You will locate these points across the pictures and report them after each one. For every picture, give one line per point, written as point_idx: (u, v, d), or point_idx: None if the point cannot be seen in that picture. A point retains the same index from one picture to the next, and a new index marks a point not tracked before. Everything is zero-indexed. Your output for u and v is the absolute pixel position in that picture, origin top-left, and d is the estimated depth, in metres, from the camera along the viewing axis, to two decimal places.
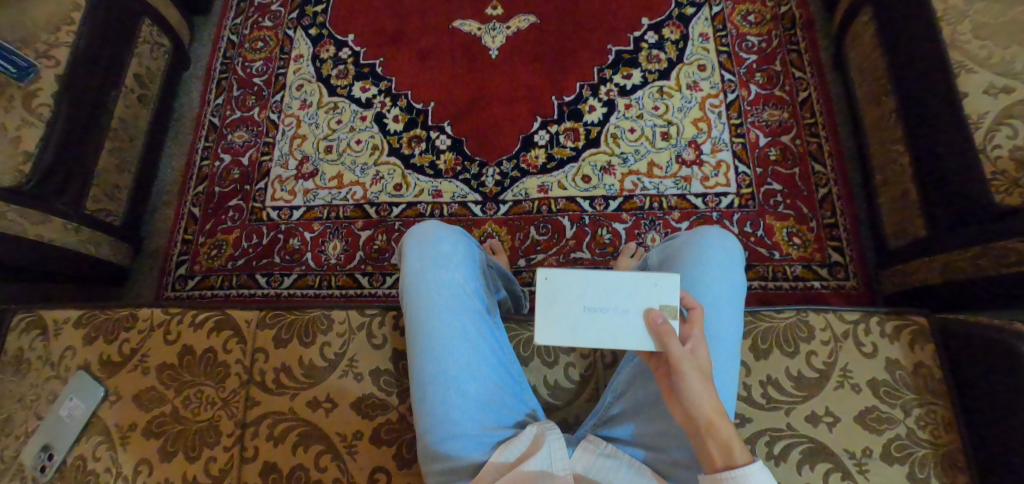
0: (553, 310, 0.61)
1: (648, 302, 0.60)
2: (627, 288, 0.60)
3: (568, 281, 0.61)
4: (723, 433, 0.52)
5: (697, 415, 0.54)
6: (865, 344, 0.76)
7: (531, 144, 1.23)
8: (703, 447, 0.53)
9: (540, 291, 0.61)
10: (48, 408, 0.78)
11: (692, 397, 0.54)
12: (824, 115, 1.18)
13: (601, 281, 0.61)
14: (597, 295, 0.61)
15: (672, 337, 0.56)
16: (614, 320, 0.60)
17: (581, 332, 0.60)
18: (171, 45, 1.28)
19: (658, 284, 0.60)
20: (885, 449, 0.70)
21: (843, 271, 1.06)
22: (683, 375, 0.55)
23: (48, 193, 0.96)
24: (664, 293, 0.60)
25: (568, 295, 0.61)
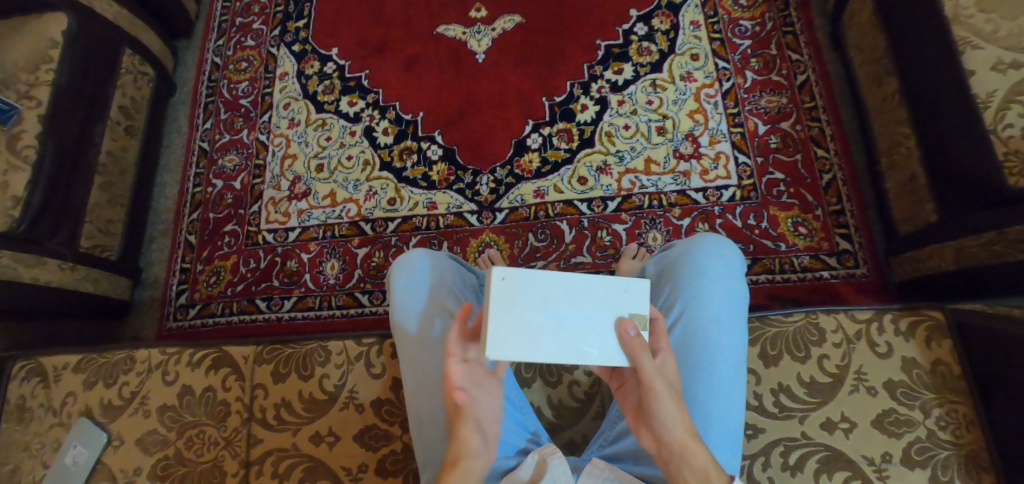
0: (510, 317, 0.54)
1: (616, 310, 0.56)
2: (593, 295, 0.55)
3: (528, 285, 0.54)
4: (699, 457, 0.52)
5: (672, 438, 0.54)
6: (879, 344, 0.74)
7: (524, 148, 1.20)
8: (678, 470, 0.53)
9: (495, 294, 0.53)
10: (53, 455, 0.78)
11: (665, 420, 0.54)
12: (825, 98, 1.14)
13: (567, 284, 0.55)
14: (561, 301, 0.55)
15: (644, 352, 0.54)
16: (578, 330, 0.55)
17: (541, 343, 0.54)
18: (156, 73, 1.27)
19: (628, 290, 0.56)
20: (904, 453, 0.68)
21: (853, 259, 1.03)
22: (658, 395, 0.54)
23: (41, 236, 0.96)
24: (634, 299, 0.56)
25: (529, 300, 0.54)
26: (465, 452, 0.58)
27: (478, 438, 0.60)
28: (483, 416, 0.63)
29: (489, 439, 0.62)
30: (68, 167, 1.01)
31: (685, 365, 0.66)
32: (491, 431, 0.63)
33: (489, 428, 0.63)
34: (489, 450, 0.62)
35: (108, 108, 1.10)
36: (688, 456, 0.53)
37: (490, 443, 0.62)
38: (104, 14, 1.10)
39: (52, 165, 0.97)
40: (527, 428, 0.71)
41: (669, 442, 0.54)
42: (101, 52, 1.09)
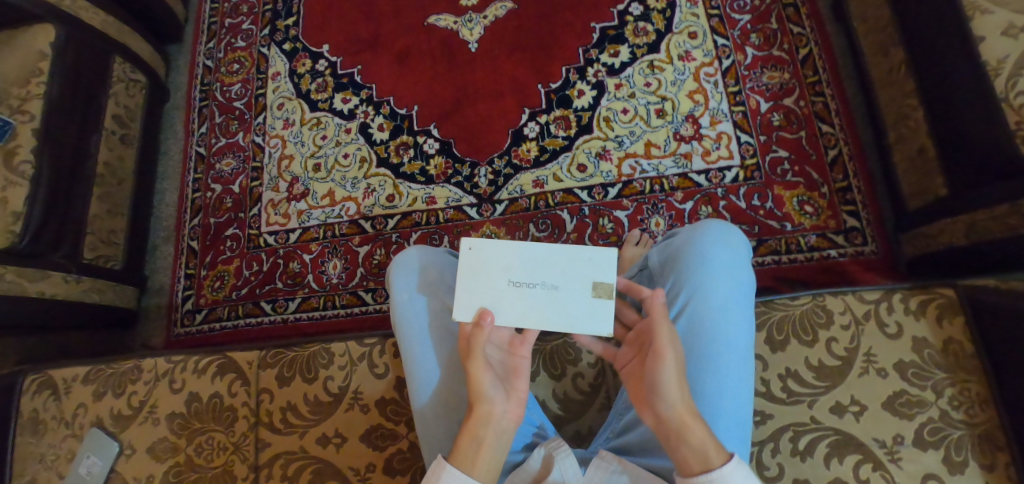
0: (474, 282, 0.60)
1: (581, 279, 0.59)
2: (556, 264, 0.60)
3: (491, 254, 0.61)
4: (697, 434, 0.51)
5: (671, 413, 0.52)
6: (888, 324, 0.73)
7: (521, 138, 1.18)
8: (677, 448, 0.52)
9: (461, 261, 0.61)
10: (68, 466, 0.79)
11: (666, 392, 0.54)
12: (828, 71, 1.11)
13: (530, 254, 0.60)
14: (524, 270, 0.60)
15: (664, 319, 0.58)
16: (541, 296, 0.60)
17: (506, 308, 0.60)
18: (149, 79, 1.27)
19: (594, 261, 0.59)
20: (916, 435, 0.67)
21: (861, 236, 1.00)
22: (664, 364, 0.55)
23: (44, 250, 0.96)
24: (599, 269, 0.59)
25: (494, 269, 0.60)
26: (477, 395, 0.54)
27: (494, 383, 0.56)
28: (499, 367, 0.59)
29: (513, 391, 0.57)
30: (67, 179, 1.01)
31: (692, 355, 0.66)
32: (517, 383, 0.58)
33: (512, 381, 0.58)
34: (514, 400, 0.56)
35: (103, 118, 1.10)
36: (685, 433, 0.51)
37: (517, 396, 0.57)
38: (91, 23, 1.09)
39: (50, 178, 0.97)
40: (532, 422, 0.70)
41: (666, 418, 0.53)
42: (92, 61, 1.08)
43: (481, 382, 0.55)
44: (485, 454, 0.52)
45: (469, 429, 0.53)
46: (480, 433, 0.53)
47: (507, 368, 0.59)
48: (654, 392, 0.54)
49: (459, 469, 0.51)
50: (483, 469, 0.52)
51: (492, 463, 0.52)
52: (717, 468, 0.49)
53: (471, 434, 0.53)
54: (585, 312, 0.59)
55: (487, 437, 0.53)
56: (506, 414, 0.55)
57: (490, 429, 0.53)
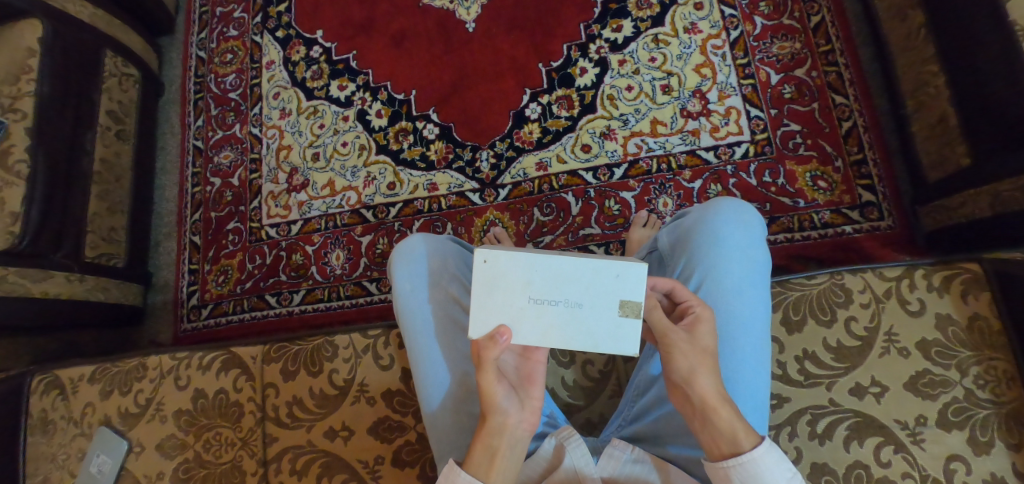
0: (491, 299, 0.51)
1: (608, 295, 0.51)
2: (584, 279, 0.51)
3: (511, 268, 0.51)
4: (722, 418, 0.48)
5: (693, 396, 0.50)
6: (911, 301, 0.70)
7: (522, 120, 1.15)
8: (703, 431, 0.50)
9: (476, 275, 0.51)
10: (78, 465, 0.80)
11: (686, 374, 0.51)
12: (842, 39, 1.06)
13: (554, 269, 0.51)
14: (547, 287, 0.51)
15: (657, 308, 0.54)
16: (562, 315, 0.51)
17: (523, 328, 0.52)
18: (142, 73, 1.25)
19: (624, 277, 0.50)
20: (940, 415, 0.65)
21: (877, 211, 0.97)
22: (672, 351, 0.52)
23: (44, 250, 0.96)
24: (629, 286, 0.51)
25: (511, 284, 0.51)
26: (490, 407, 0.52)
27: (507, 394, 0.53)
28: (513, 375, 0.56)
29: (528, 400, 0.55)
30: (63, 177, 1.00)
31: None
32: (532, 391, 0.55)
33: (527, 389, 0.55)
34: (529, 409, 0.54)
35: (96, 114, 1.08)
36: (712, 417, 0.49)
37: (533, 405, 0.54)
38: (79, 17, 1.07)
39: (46, 177, 0.96)
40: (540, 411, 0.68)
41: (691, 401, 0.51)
42: (82, 56, 1.06)
43: (494, 396, 0.52)
44: (500, 463, 0.52)
45: (482, 437, 0.53)
46: (494, 443, 0.52)
47: (522, 376, 0.56)
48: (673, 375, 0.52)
49: (474, 478, 0.51)
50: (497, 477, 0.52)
51: (506, 470, 0.52)
52: (744, 452, 0.47)
53: (484, 443, 0.53)
54: (610, 332, 0.51)
55: (501, 447, 0.52)
56: (521, 425, 0.53)
57: (504, 439, 0.52)
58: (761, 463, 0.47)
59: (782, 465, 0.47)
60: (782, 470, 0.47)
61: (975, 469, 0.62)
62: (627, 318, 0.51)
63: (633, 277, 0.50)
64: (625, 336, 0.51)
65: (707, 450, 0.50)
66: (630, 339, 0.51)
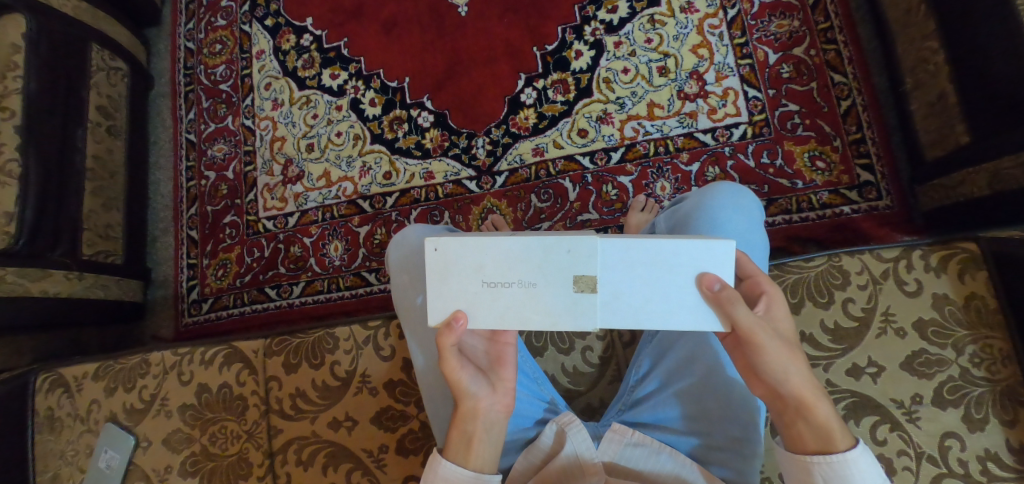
0: (446, 285, 0.51)
1: (561, 273, 0.50)
2: (535, 258, 0.50)
3: (459, 251, 0.51)
4: (821, 415, 0.48)
5: (788, 392, 0.49)
6: (908, 282, 0.70)
7: (518, 105, 1.13)
8: (794, 425, 0.49)
9: (428, 265, 0.51)
10: (87, 460, 0.81)
11: (779, 372, 0.49)
12: (841, 16, 1.04)
13: (503, 250, 0.50)
14: (498, 269, 0.51)
15: (735, 303, 0.48)
16: (517, 296, 0.51)
17: (479, 311, 0.51)
18: (130, 66, 1.23)
19: (631, 254, 0.50)
20: (936, 393, 0.65)
21: (875, 190, 0.97)
22: (765, 350, 0.48)
23: (41, 249, 0.95)
24: (637, 263, 0.51)
25: (464, 269, 0.51)
26: (461, 392, 0.53)
27: (477, 378, 0.54)
28: (484, 358, 0.57)
29: (500, 382, 0.55)
30: (56, 175, 0.99)
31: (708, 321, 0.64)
32: (504, 373, 0.56)
33: (499, 371, 0.56)
34: (501, 391, 0.55)
35: (86, 110, 1.07)
36: (807, 413, 0.48)
37: (505, 387, 0.55)
38: (62, 10, 1.04)
39: (39, 177, 0.95)
40: (542, 397, 0.67)
41: (784, 395, 0.49)
42: (68, 51, 1.04)
43: (460, 381, 0.53)
44: (478, 448, 0.53)
45: (458, 425, 0.54)
46: (469, 428, 0.53)
47: (492, 358, 0.57)
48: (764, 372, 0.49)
49: (454, 465, 0.52)
50: (478, 462, 0.53)
51: (487, 454, 0.53)
52: (842, 452, 0.46)
53: (460, 429, 0.53)
54: (619, 308, 0.51)
55: (477, 432, 0.53)
56: (494, 406, 0.54)
57: (478, 423, 0.53)
58: (853, 464, 0.46)
59: (874, 470, 0.46)
60: (875, 474, 0.46)
61: (970, 445, 0.63)
62: (624, 292, 0.51)
63: (714, 254, 0.50)
64: (617, 312, 0.51)
65: (789, 441, 0.50)
66: (620, 313, 0.51)
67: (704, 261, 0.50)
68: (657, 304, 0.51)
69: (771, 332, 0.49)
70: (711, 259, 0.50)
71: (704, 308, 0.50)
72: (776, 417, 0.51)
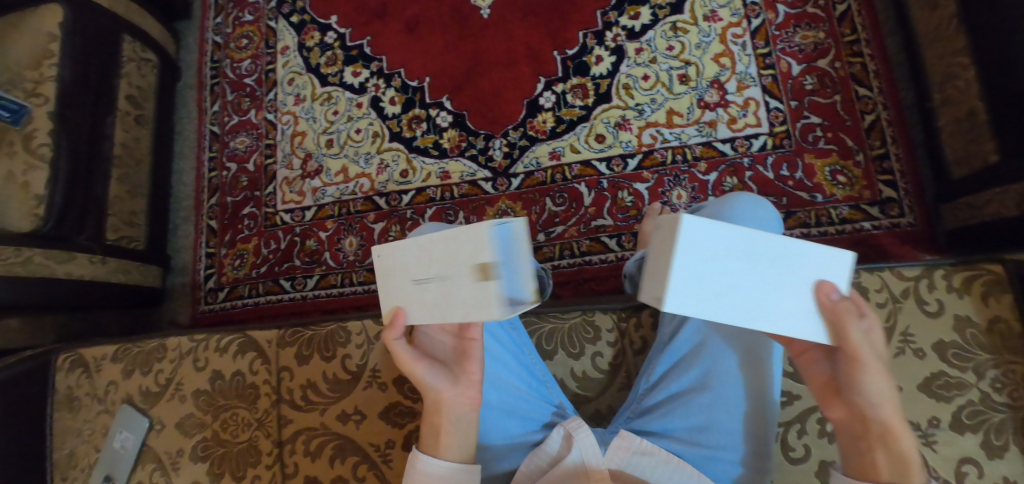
0: (390, 287, 0.57)
1: (470, 264, 0.52)
2: (450, 254, 0.53)
3: (394, 255, 0.56)
4: (905, 447, 0.48)
5: (877, 414, 0.49)
6: (928, 302, 0.69)
7: (537, 108, 1.14)
8: (870, 451, 0.49)
9: (377, 270, 0.58)
10: (103, 440, 0.83)
11: (874, 393, 0.49)
12: (867, 29, 1.03)
13: (422, 248, 0.54)
14: (423, 267, 0.54)
15: (851, 316, 0.49)
16: (439, 290, 0.54)
17: (414, 307, 0.56)
18: (160, 58, 1.26)
19: (755, 250, 0.48)
20: (954, 418, 0.64)
21: (897, 207, 0.95)
22: (865, 368, 0.49)
23: (67, 232, 0.98)
24: (760, 259, 0.49)
25: (399, 270, 0.56)
26: (422, 389, 0.57)
27: (437, 374, 0.58)
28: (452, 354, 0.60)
29: (465, 375, 0.58)
30: (85, 161, 1.02)
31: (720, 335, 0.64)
32: (467, 367, 0.58)
33: (463, 365, 0.58)
34: (464, 384, 0.58)
35: (116, 99, 1.10)
36: (890, 441, 0.48)
37: (469, 379, 0.58)
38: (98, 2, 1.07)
39: (69, 162, 0.98)
40: (551, 401, 0.67)
41: (867, 420, 0.49)
42: (102, 41, 1.07)
43: (420, 377, 0.57)
44: (447, 440, 0.57)
45: (429, 418, 0.58)
46: (437, 422, 0.57)
47: (459, 353, 0.59)
48: (856, 392, 0.50)
49: (426, 456, 0.57)
50: (447, 454, 0.57)
51: (456, 448, 0.57)
52: None
53: (429, 423, 0.58)
54: (732, 303, 0.49)
55: (443, 425, 0.57)
56: (458, 399, 0.57)
57: (443, 416, 0.57)
58: None
59: None
60: None
61: (987, 473, 0.62)
62: (740, 288, 0.49)
63: (835, 264, 0.50)
64: (729, 307, 0.49)
65: (858, 468, 0.50)
66: (732, 311, 0.49)
67: (825, 269, 0.50)
68: (771, 305, 0.50)
69: (875, 356, 0.50)
70: (834, 268, 0.50)
71: (814, 317, 0.50)
72: (847, 444, 0.51)
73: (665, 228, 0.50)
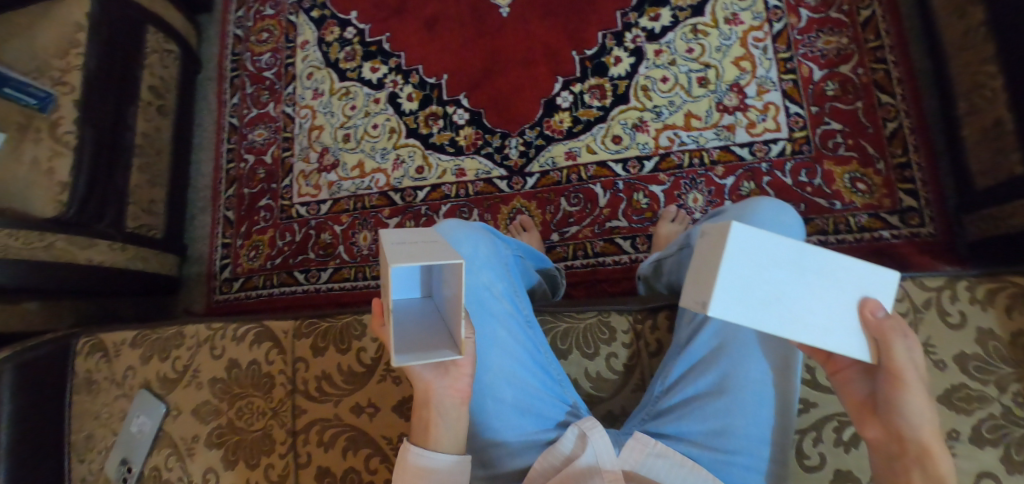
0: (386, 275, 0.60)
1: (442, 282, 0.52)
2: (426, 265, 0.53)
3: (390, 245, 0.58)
4: (944, 469, 0.48)
5: (915, 435, 0.50)
6: (951, 313, 0.68)
7: (554, 108, 1.14)
8: (906, 472, 0.50)
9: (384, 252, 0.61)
10: (120, 424, 0.85)
11: (914, 414, 0.50)
12: (892, 36, 1.02)
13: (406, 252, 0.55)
14: None
15: (898, 335, 0.49)
16: None
17: None
18: (182, 50, 1.27)
19: (803, 262, 0.49)
20: (974, 431, 0.63)
21: (918, 217, 0.94)
22: (908, 388, 0.50)
23: (89, 218, 1.00)
24: (807, 272, 0.49)
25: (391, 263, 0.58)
26: (412, 380, 0.59)
27: (425, 365, 0.58)
28: None
29: (453, 368, 0.58)
30: (108, 150, 1.03)
31: (738, 340, 0.63)
32: (455, 360, 0.58)
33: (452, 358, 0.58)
34: (452, 377, 0.58)
35: (139, 89, 1.12)
36: (928, 462, 0.49)
37: (457, 373, 0.58)
38: None
39: (93, 150, 0.99)
40: (565, 400, 0.67)
41: (905, 440, 0.50)
42: (127, 32, 1.09)
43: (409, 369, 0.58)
44: (436, 431, 0.58)
45: (420, 408, 0.59)
46: (426, 413, 0.59)
47: None
48: (895, 412, 0.50)
49: (416, 446, 0.58)
50: (437, 445, 0.58)
51: (446, 440, 0.58)
52: None
53: (420, 413, 0.59)
54: (778, 312, 0.49)
55: (432, 417, 0.58)
56: (445, 391, 0.58)
57: (432, 408, 0.58)
58: None
59: None
60: None
61: None
62: (787, 297, 0.49)
63: (880, 282, 0.51)
64: (777, 315, 0.49)
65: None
66: (778, 319, 0.49)
67: (867, 287, 0.51)
68: (817, 318, 0.50)
69: (917, 376, 0.51)
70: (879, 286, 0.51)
71: (858, 335, 0.51)
72: (882, 463, 0.52)
73: (711, 235, 0.51)
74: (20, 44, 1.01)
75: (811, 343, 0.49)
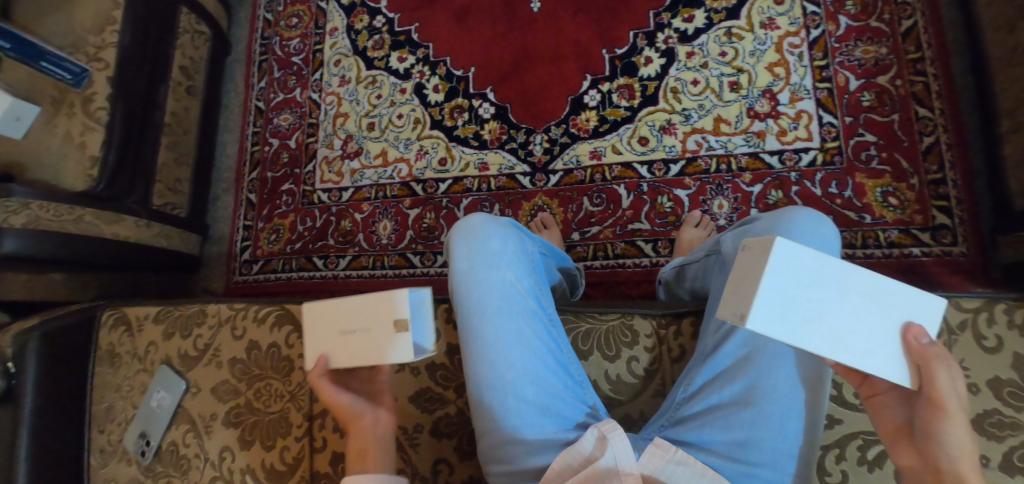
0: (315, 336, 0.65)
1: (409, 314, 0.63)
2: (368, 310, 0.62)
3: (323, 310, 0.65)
4: None
5: (953, 467, 0.47)
6: (987, 337, 0.66)
7: (581, 106, 1.12)
8: None
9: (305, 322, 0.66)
10: (141, 398, 0.86)
11: (954, 446, 0.47)
12: (934, 48, 0.99)
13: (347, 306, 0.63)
14: (347, 318, 0.63)
15: (941, 361, 0.48)
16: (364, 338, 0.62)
17: (337, 354, 0.63)
18: (213, 32, 1.28)
19: (845, 282, 0.49)
20: (1005, 458, 0.62)
21: (950, 235, 0.91)
22: (949, 416, 0.48)
23: (117, 194, 1.01)
24: (850, 290, 0.49)
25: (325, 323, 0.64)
26: (348, 413, 0.63)
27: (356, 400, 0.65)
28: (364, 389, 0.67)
29: (380, 404, 0.66)
30: (137, 127, 1.04)
31: (766, 350, 0.62)
32: (381, 398, 0.67)
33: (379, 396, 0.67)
34: (382, 410, 0.66)
35: (169, 68, 1.13)
36: None
37: (388, 406, 0.67)
38: None
39: (124, 126, 1.00)
40: (584, 401, 0.67)
41: (941, 470, 0.47)
42: (163, 11, 1.09)
43: (343, 403, 0.63)
44: (374, 458, 0.62)
45: (354, 441, 0.63)
46: (364, 440, 0.62)
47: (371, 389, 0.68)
48: (933, 440, 0.48)
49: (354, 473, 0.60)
50: (377, 467, 0.61)
51: (383, 462, 0.62)
52: None
53: (356, 443, 0.62)
54: (819, 331, 0.48)
55: (370, 443, 0.62)
56: (379, 420, 0.65)
57: (369, 435, 0.63)
58: None
59: None
60: None
61: None
62: (828, 316, 0.48)
63: (925, 310, 0.50)
64: (817, 332, 0.48)
65: None
66: (819, 337, 0.48)
67: (912, 310, 0.50)
68: (857, 338, 0.49)
69: (961, 408, 0.48)
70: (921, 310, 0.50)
71: (898, 357, 0.49)
72: None
73: (751, 250, 0.52)
74: (59, 19, 1.03)
75: (853, 364, 0.48)
